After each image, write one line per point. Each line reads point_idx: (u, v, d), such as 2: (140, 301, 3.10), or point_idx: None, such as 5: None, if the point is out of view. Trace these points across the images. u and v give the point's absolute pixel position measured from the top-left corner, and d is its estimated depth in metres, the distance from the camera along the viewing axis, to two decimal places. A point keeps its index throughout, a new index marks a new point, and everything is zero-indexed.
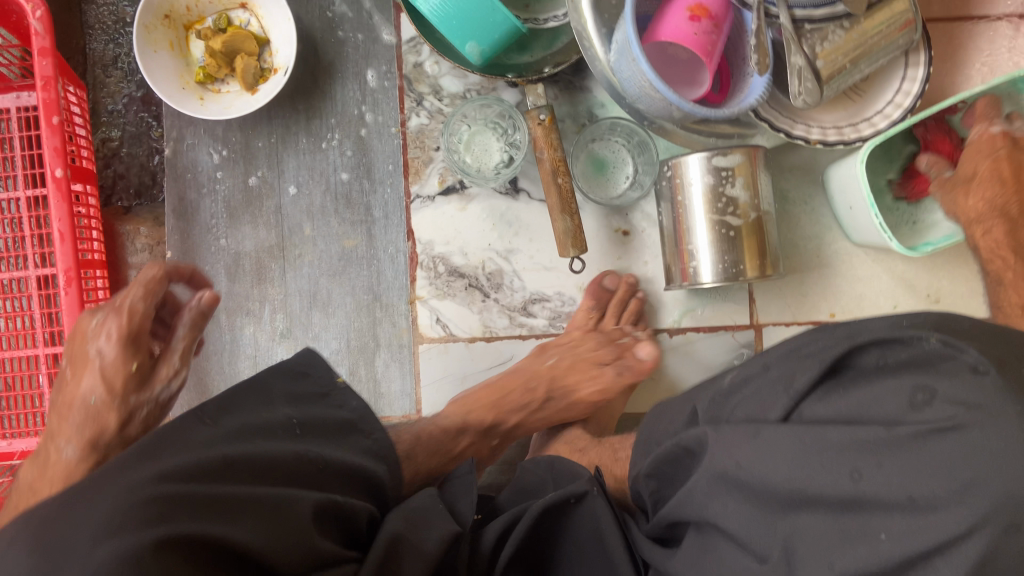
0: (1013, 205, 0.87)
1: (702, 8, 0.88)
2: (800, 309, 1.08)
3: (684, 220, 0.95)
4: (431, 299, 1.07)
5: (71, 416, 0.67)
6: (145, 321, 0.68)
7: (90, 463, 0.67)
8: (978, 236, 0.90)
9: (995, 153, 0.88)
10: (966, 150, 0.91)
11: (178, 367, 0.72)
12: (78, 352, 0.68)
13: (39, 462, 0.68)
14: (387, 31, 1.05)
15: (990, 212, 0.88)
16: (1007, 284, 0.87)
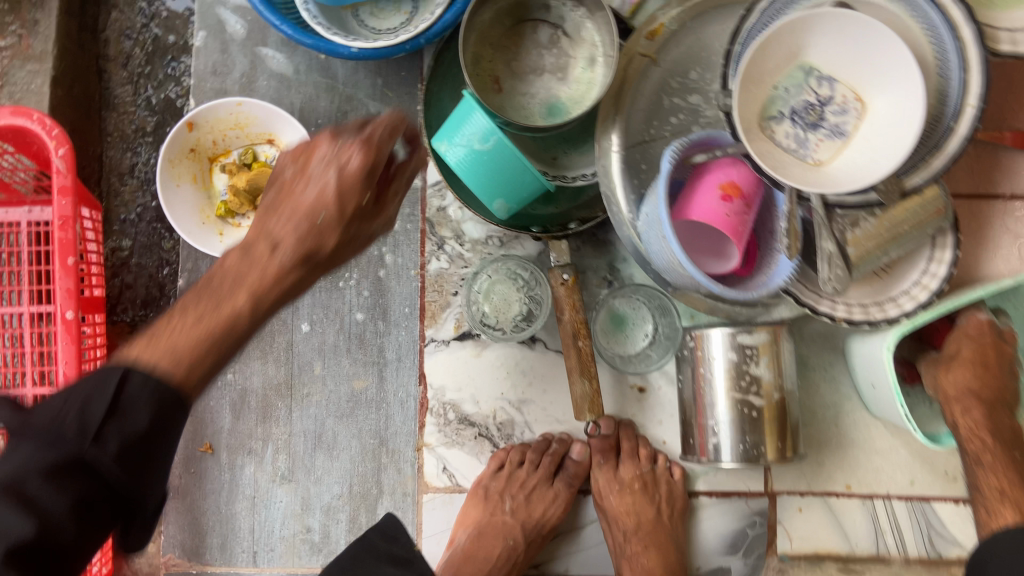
0: (988, 391, 0.93)
1: (734, 187, 0.88)
2: (817, 479, 1.05)
3: (705, 394, 0.93)
4: (438, 447, 1.04)
5: (293, 218, 0.65)
6: (382, 157, 0.67)
7: (299, 272, 0.67)
8: (954, 413, 0.94)
9: (982, 341, 0.94)
10: (954, 331, 0.96)
11: (388, 205, 0.72)
12: (308, 168, 0.67)
13: (247, 253, 0.65)
14: (413, 174, 1.04)
15: (969, 393, 0.93)
16: (986, 466, 0.91)
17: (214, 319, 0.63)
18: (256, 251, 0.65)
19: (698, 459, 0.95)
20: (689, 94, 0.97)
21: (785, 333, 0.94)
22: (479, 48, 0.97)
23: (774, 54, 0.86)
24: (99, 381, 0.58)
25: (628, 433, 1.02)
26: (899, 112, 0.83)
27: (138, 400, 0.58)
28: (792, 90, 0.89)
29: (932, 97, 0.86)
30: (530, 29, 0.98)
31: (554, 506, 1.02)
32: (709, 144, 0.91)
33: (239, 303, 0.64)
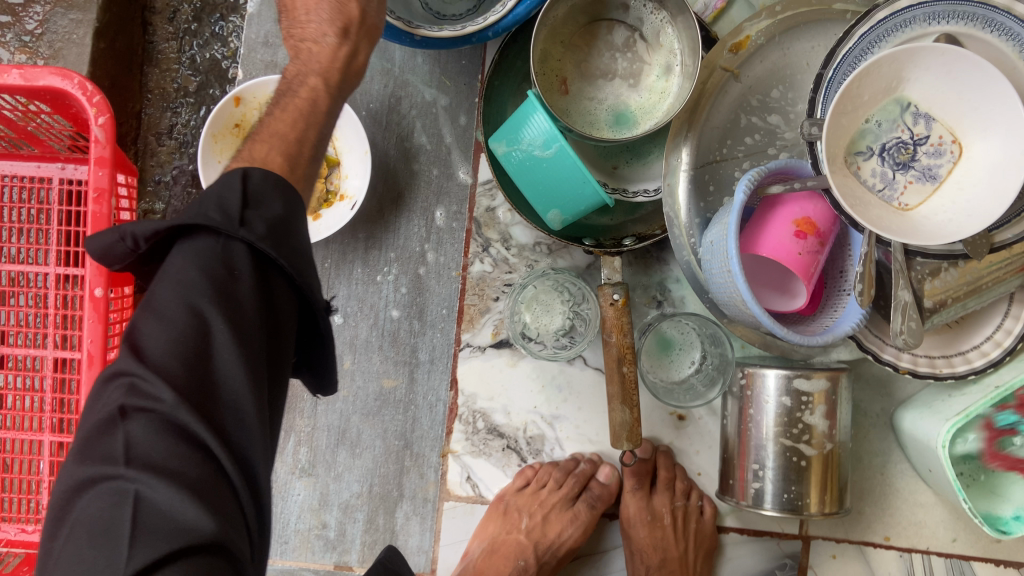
0: None
1: (809, 224, 0.82)
2: (854, 527, 1.01)
3: (751, 437, 0.89)
4: (464, 455, 1.00)
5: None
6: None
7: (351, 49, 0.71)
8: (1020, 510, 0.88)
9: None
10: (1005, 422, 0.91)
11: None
12: None
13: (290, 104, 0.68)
14: (464, 170, 0.99)
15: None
16: None
17: (295, 118, 0.67)
18: (310, 52, 0.70)
19: (735, 502, 0.91)
20: (768, 114, 0.90)
21: (845, 377, 0.88)
22: (548, 45, 0.90)
23: (868, 88, 0.79)
24: (224, 184, 0.60)
25: (666, 461, 0.98)
26: (999, 163, 0.76)
27: (265, 192, 0.61)
28: (886, 125, 0.81)
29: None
30: (605, 29, 0.92)
31: (575, 530, 0.97)
32: (788, 173, 0.84)
33: (311, 85, 0.69)
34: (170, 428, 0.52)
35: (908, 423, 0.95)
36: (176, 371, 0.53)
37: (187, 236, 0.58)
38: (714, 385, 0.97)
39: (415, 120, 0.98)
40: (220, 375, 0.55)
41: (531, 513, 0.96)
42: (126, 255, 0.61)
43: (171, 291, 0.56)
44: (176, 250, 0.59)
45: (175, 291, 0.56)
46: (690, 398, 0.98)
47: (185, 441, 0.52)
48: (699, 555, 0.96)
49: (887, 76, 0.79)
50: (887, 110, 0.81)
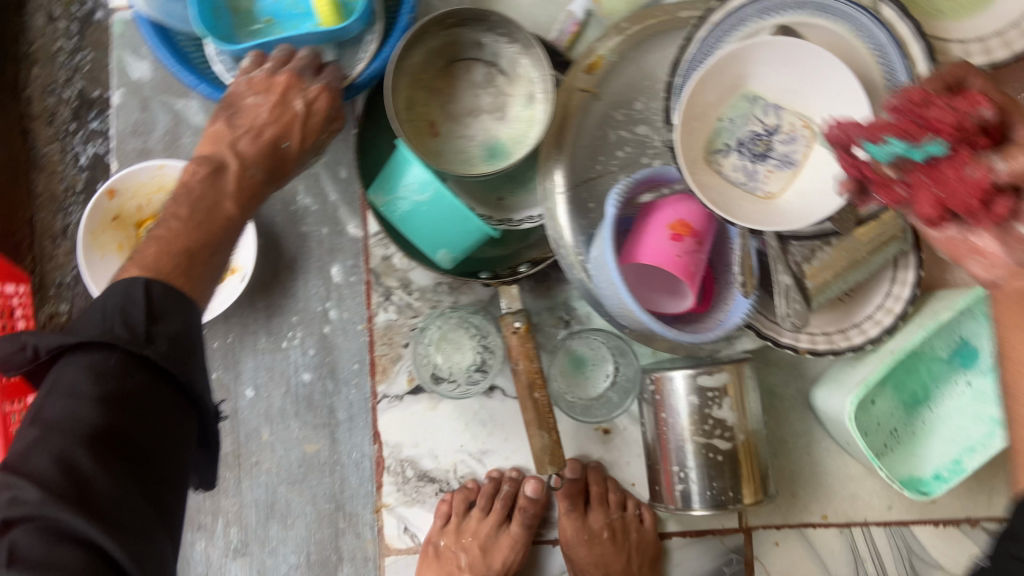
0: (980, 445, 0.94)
1: (684, 225, 0.84)
2: (791, 510, 1.02)
3: (669, 440, 0.90)
4: (398, 507, 0.99)
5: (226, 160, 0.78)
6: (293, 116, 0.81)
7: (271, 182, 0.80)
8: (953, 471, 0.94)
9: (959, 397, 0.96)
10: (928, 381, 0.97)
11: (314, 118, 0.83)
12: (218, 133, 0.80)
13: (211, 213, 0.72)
14: (353, 224, 0.99)
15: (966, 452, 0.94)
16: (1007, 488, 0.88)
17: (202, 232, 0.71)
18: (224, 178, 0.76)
19: (667, 507, 0.92)
20: (636, 126, 0.93)
21: (746, 368, 0.91)
22: (411, 92, 0.92)
23: (717, 86, 0.83)
24: (127, 292, 0.63)
25: (597, 477, 0.98)
26: None
27: (167, 305, 0.64)
28: (740, 119, 0.85)
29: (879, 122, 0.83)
30: (464, 68, 0.94)
31: (515, 552, 0.98)
32: (657, 180, 0.87)
33: (230, 210, 0.74)
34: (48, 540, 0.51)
35: (821, 399, 0.97)
36: (58, 477, 0.53)
37: (83, 350, 0.60)
38: (629, 397, 0.98)
39: (296, 183, 0.99)
40: (106, 486, 0.55)
41: (468, 546, 0.97)
42: (23, 364, 0.62)
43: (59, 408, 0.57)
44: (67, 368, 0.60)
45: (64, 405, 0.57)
46: (609, 410, 0.99)
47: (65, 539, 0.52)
48: (645, 563, 0.97)
49: (733, 72, 0.82)
50: (738, 105, 0.84)
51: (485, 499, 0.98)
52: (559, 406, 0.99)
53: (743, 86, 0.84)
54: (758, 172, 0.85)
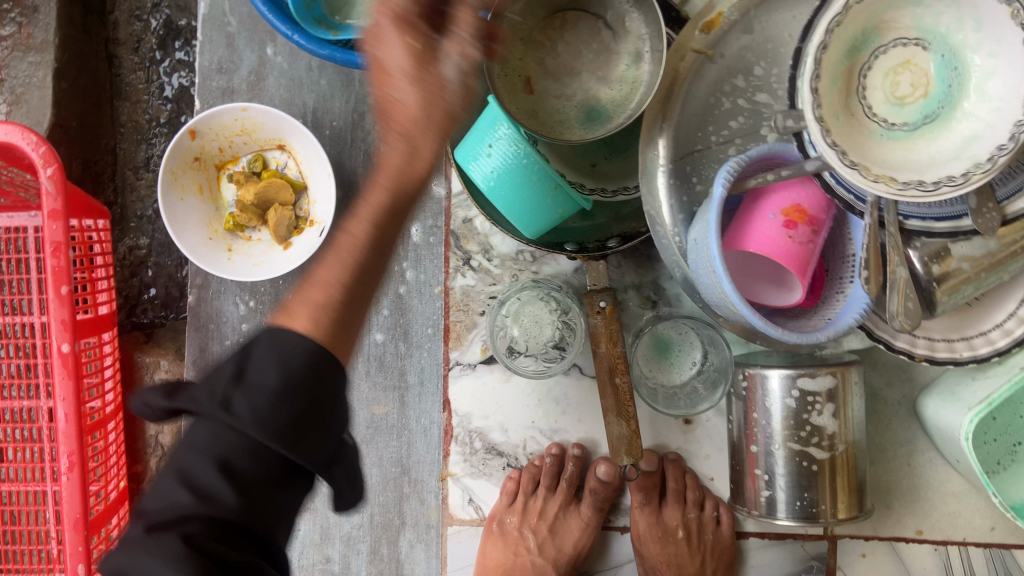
0: None
1: (799, 211, 0.76)
2: (882, 522, 0.94)
3: (758, 441, 0.83)
4: (463, 477, 0.96)
5: None
6: None
7: None
8: None
9: None
10: None
11: None
12: None
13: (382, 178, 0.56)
14: (436, 182, 0.94)
15: None
16: None
17: (389, 205, 0.56)
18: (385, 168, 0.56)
19: (747, 512, 0.85)
20: (754, 94, 0.83)
21: (853, 372, 0.81)
22: (507, 44, 0.85)
23: (902, 85, 0.70)
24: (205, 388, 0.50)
25: (676, 473, 0.92)
26: None
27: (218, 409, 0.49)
28: (943, 62, 0.68)
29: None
30: (568, 20, 0.86)
31: (585, 536, 0.93)
32: (774, 158, 0.78)
33: None
34: (198, 496, 0.48)
35: (933, 411, 0.88)
36: (226, 492, 0.48)
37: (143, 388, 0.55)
38: (716, 389, 0.91)
39: (380, 134, 0.94)
40: (247, 471, 0.48)
41: (535, 527, 0.94)
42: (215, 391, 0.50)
43: (245, 418, 0.48)
44: (280, 340, 0.50)
45: (247, 399, 0.48)
46: (694, 402, 0.92)
47: (236, 481, 0.48)
48: (719, 568, 0.91)
49: (926, 18, 0.68)
50: (974, 128, 0.67)
51: (549, 479, 0.94)
52: (639, 391, 0.92)
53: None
54: (999, 23, 0.64)
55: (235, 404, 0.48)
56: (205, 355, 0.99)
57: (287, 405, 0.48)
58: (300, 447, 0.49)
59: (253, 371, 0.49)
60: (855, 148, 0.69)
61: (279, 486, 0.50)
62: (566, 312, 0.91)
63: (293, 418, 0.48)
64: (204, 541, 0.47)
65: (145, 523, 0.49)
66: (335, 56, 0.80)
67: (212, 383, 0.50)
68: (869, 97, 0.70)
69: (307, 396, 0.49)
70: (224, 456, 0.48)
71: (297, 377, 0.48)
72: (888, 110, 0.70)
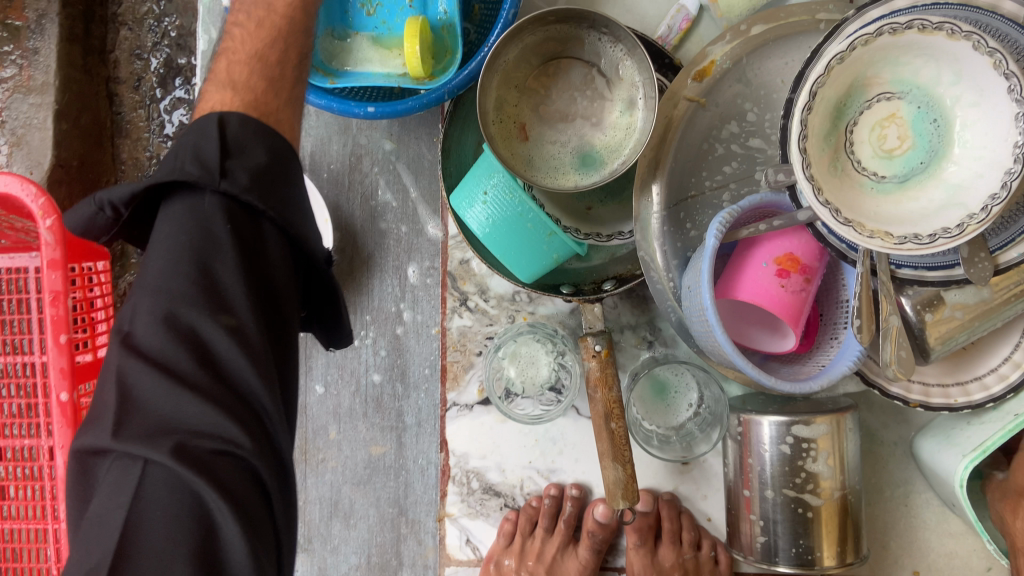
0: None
1: (792, 260, 0.76)
2: (879, 563, 0.95)
3: (754, 487, 0.83)
4: (461, 517, 0.96)
5: None
6: None
7: None
8: None
9: None
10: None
11: None
12: None
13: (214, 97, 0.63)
14: (432, 224, 0.95)
15: None
16: None
17: (257, 40, 0.69)
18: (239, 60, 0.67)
19: (744, 556, 0.85)
20: (747, 140, 0.83)
21: (848, 418, 0.81)
22: (502, 91, 0.85)
23: (888, 139, 0.72)
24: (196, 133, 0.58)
25: (671, 514, 0.92)
26: None
27: (245, 139, 0.59)
28: (931, 117, 0.70)
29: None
30: (561, 67, 0.86)
31: None
32: (767, 208, 0.78)
33: None
34: (147, 439, 0.50)
35: (929, 455, 0.88)
36: (183, 354, 0.52)
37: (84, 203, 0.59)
38: (712, 431, 0.91)
39: (377, 177, 0.95)
40: (240, 289, 0.55)
41: (532, 569, 0.93)
42: (107, 228, 0.60)
43: (240, 183, 0.55)
44: (160, 214, 0.57)
45: (242, 163, 0.56)
46: (691, 445, 0.92)
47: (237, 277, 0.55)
48: None
49: (920, 73, 0.70)
50: (961, 178, 0.69)
51: (547, 520, 0.94)
52: (635, 436, 0.92)
53: (879, 43, 0.68)
54: (990, 80, 0.66)
55: (215, 273, 0.54)
56: None
57: (252, 261, 0.56)
58: (259, 254, 0.57)
59: (237, 140, 0.58)
60: (847, 204, 0.71)
61: (265, 299, 0.57)
62: (562, 354, 0.92)
63: (250, 288, 0.56)
64: (194, 447, 0.50)
65: (111, 428, 0.50)
66: (333, 105, 0.82)
67: (171, 275, 0.54)
68: (857, 151, 0.72)
69: (273, 175, 0.58)
70: (136, 348, 0.52)
71: (236, 206, 0.56)
72: (872, 161, 0.72)
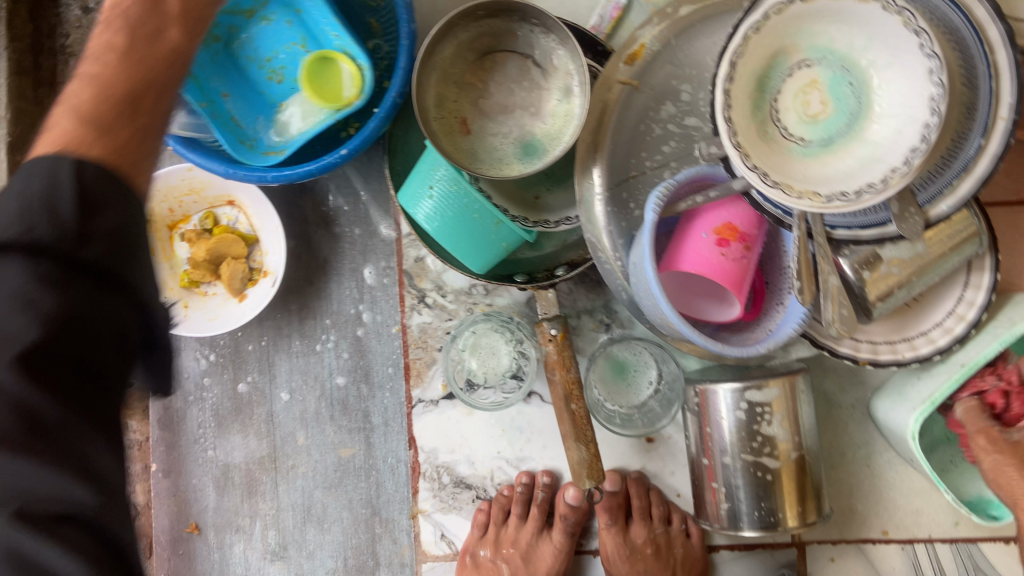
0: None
1: (730, 229, 0.79)
2: (848, 525, 0.96)
3: (715, 455, 0.84)
4: (434, 513, 0.97)
5: None
6: None
7: None
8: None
9: None
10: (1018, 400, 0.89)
11: None
12: None
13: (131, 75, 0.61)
14: (386, 225, 0.96)
15: None
16: None
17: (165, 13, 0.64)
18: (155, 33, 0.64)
19: (711, 525, 0.86)
20: (683, 118, 0.85)
21: (800, 381, 0.84)
22: (441, 88, 0.88)
23: (812, 105, 0.74)
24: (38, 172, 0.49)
25: (639, 490, 0.94)
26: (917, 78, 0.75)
27: (101, 195, 0.51)
28: (849, 80, 0.73)
29: (958, 106, 0.71)
30: (497, 61, 0.89)
31: (557, 562, 0.94)
32: (703, 180, 0.80)
33: None
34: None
35: (883, 413, 0.90)
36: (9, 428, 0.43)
37: None
38: (673, 407, 0.93)
39: (327, 183, 0.96)
40: (64, 340, 0.47)
41: (507, 556, 0.94)
42: None
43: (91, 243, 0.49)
44: None
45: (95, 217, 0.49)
46: (653, 420, 0.94)
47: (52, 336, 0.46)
48: None
49: (836, 39, 0.73)
50: (882, 136, 0.71)
51: (520, 507, 0.95)
52: (597, 416, 0.94)
53: (793, 12, 0.71)
54: (900, 39, 0.69)
55: (46, 342, 0.46)
56: (171, 413, 1.00)
57: (80, 330, 0.47)
58: (90, 323, 0.48)
59: (85, 192, 0.50)
60: (775, 168, 0.73)
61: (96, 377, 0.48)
62: (521, 342, 0.94)
63: (65, 349, 0.47)
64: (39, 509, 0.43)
65: None
66: (311, 168, 0.82)
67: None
68: (784, 118, 0.75)
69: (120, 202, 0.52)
70: None
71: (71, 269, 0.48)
72: (798, 128, 0.75)
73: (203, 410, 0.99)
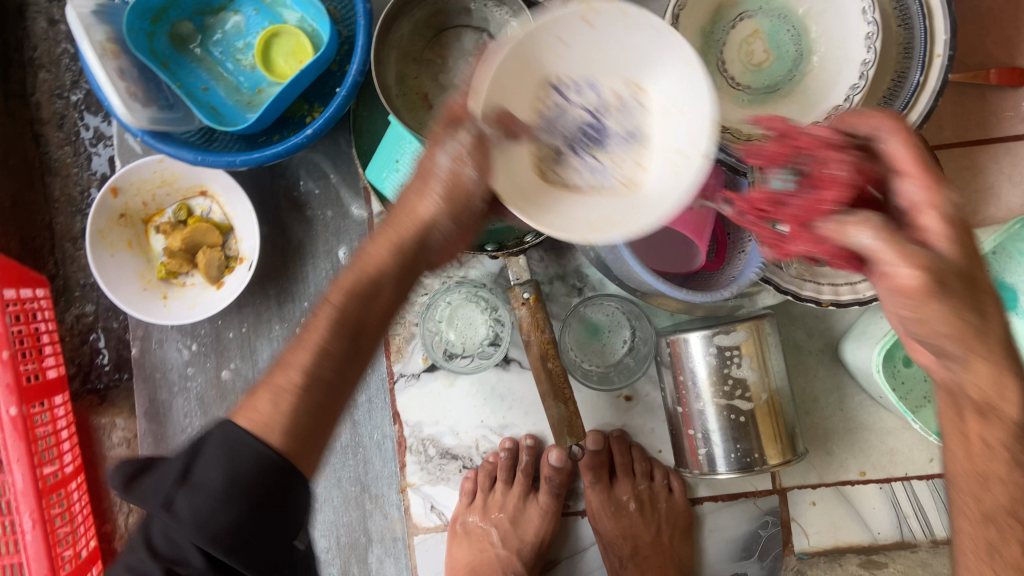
0: None
1: None
2: (827, 470, 0.98)
3: (690, 402, 0.87)
4: (422, 486, 0.99)
5: None
6: None
7: None
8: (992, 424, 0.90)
9: None
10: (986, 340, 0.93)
11: None
12: None
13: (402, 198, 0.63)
14: (357, 206, 0.98)
15: None
16: None
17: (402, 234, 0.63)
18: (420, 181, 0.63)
19: (691, 472, 0.89)
20: None
21: (767, 324, 0.86)
22: (401, 66, 0.90)
23: (755, 54, 0.77)
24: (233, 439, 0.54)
25: (621, 447, 0.96)
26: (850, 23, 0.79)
27: (208, 463, 0.52)
28: (786, 28, 0.77)
29: (896, 47, 0.76)
30: (452, 38, 0.92)
31: (546, 523, 0.96)
32: None
33: None
34: None
35: (850, 354, 0.93)
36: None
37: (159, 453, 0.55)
38: (647, 362, 0.96)
39: (297, 168, 0.98)
40: (218, 521, 0.50)
41: (496, 521, 0.97)
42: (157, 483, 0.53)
43: (184, 521, 0.50)
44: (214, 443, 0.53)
45: (189, 499, 0.51)
46: (629, 375, 0.97)
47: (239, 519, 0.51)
48: (675, 534, 0.95)
49: None
50: (823, 78, 0.75)
51: (505, 472, 0.97)
52: (575, 375, 0.96)
53: None
54: None
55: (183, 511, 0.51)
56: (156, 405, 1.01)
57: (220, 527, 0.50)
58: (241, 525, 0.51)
59: (200, 472, 0.52)
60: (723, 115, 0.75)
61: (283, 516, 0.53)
62: (495, 310, 0.97)
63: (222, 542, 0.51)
64: None
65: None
66: (280, 150, 0.83)
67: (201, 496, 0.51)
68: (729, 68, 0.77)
69: (251, 495, 0.52)
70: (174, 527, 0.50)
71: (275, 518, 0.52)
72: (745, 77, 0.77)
73: (188, 400, 1.00)
